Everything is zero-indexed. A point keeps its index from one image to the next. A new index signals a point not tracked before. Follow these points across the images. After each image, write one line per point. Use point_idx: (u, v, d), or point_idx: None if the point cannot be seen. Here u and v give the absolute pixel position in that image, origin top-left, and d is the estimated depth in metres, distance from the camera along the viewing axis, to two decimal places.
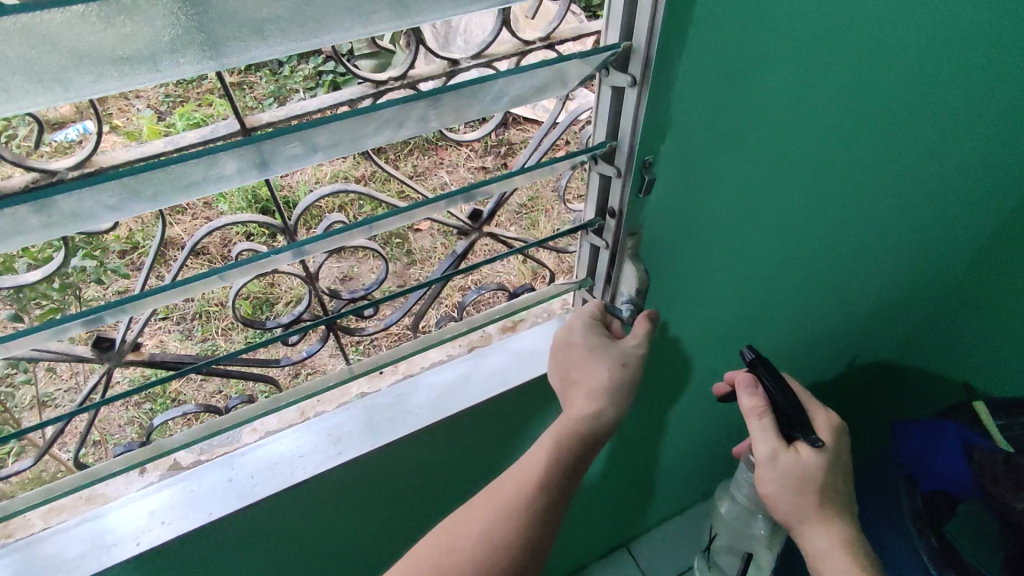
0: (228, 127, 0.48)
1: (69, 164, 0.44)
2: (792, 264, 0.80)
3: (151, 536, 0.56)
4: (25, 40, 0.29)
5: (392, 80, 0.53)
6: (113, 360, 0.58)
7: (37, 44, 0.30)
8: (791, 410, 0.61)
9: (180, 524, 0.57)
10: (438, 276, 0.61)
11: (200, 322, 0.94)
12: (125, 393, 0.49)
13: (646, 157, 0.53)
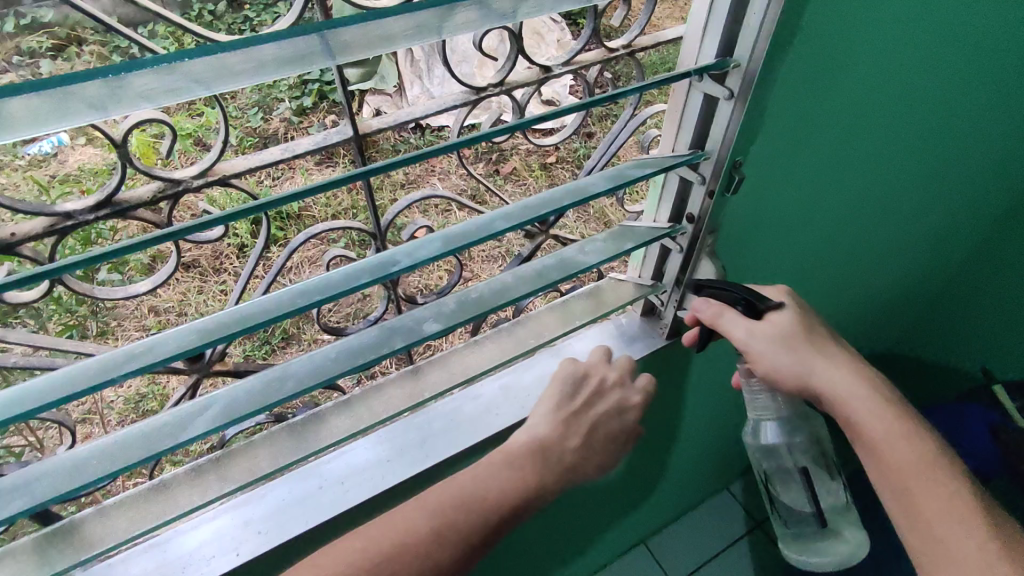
0: (341, 133, 0.48)
1: (192, 173, 0.45)
2: (832, 259, 0.82)
3: (248, 546, 0.58)
4: (219, 61, 0.41)
5: (489, 87, 0.54)
6: (203, 369, 0.59)
7: (225, 63, 0.41)
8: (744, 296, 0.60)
9: (276, 533, 0.59)
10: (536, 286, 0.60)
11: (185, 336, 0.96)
12: (248, 413, 0.49)
13: (737, 158, 0.55)
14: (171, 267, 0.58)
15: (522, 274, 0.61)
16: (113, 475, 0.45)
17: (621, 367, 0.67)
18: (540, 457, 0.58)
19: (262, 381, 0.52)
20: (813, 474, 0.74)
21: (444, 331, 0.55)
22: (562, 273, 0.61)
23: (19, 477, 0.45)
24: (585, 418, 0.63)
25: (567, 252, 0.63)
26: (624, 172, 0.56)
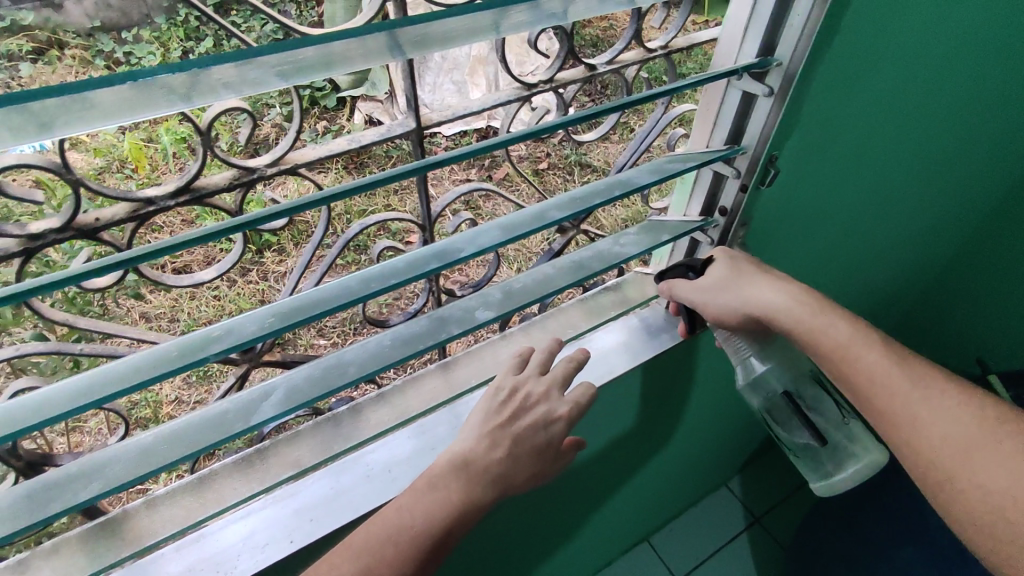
0: (404, 126, 0.50)
1: (265, 161, 0.46)
2: (845, 260, 0.85)
3: (302, 533, 0.59)
4: (294, 63, 0.41)
5: (540, 84, 0.56)
6: (253, 360, 0.60)
7: (299, 63, 0.41)
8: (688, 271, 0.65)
9: (329, 520, 0.60)
10: (581, 276, 0.62)
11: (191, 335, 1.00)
12: (314, 399, 0.50)
13: (772, 153, 0.59)
14: (235, 257, 0.60)
15: (563, 266, 0.63)
16: (177, 462, 0.46)
17: (551, 377, 0.57)
18: (468, 481, 0.50)
19: (324, 367, 0.53)
20: (803, 394, 0.70)
21: (496, 318, 0.57)
22: (603, 263, 0.63)
23: (86, 463, 0.47)
24: (503, 431, 0.53)
25: (604, 245, 0.65)
26: (664, 166, 0.58)
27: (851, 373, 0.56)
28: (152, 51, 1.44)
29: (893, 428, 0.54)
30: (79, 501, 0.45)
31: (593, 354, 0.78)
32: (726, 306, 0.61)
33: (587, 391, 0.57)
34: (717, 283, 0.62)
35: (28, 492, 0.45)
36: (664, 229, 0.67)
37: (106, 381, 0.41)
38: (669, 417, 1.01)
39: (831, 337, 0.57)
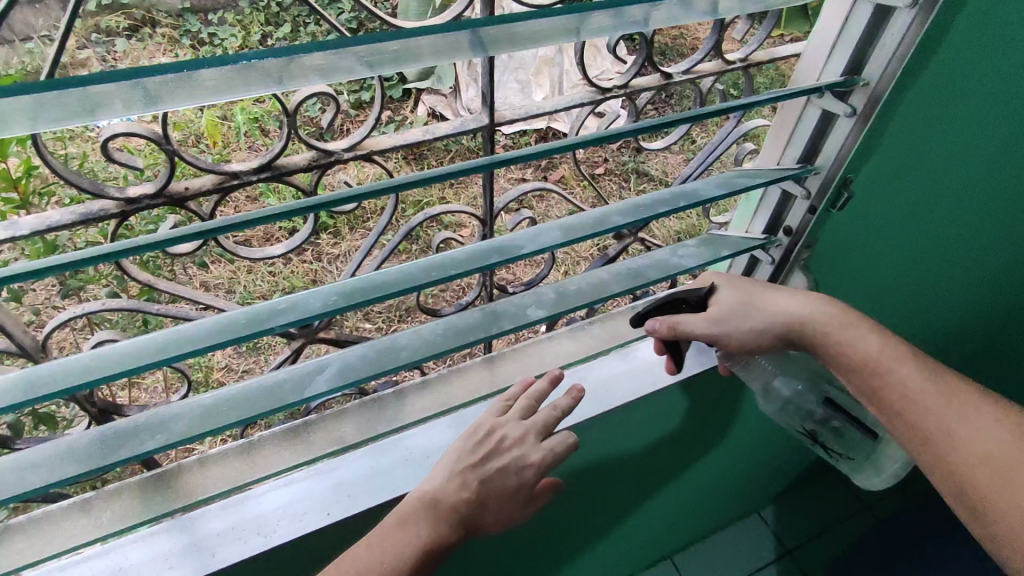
0: (477, 121, 0.51)
1: (342, 146, 0.48)
2: (905, 304, 0.79)
3: (339, 507, 0.61)
4: (377, 52, 0.42)
5: (614, 89, 0.56)
6: (308, 336, 0.63)
7: (382, 53, 0.42)
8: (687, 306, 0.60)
9: (366, 497, 0.62)
10: (637, 284, 0.61)
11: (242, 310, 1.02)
12: (367, 379, 0.52)
13: (847, 175, 0.57)
14: (303, 236, 0.62)
15: (618, 271, 0.63)
16: (233, 424, 0.49)
17: (532, 422, 0.55)
18: (437, 518, 0.50)
19: (378, 347, 0.55)
20: (842, 401, 0.71)
21: (548, 317, 0.58)
22: (660, 273, 0.62)
23: (153, 416, 0.49)
24: (473, 472, 0.52)
25: (661, 255, 0.64)
26: (733, 180, 0.57)
27: (880, 385, 0.56)
28: (233, 33, 1.51)
29: (924, 444, 0.54)
30: (145, 450, 0.47)
31: (638, 365, 0.76)
32: (754, 330, 0.60)
33: (566, 441, 0.55)
34: (731, 311, 0.60)
35: (101, 436, 0.48)
36: (724, 244, 0.65)
37: (180, 341, 0.44)
38: (709, 435, 0.98)
39: (861, 349, 0.57)
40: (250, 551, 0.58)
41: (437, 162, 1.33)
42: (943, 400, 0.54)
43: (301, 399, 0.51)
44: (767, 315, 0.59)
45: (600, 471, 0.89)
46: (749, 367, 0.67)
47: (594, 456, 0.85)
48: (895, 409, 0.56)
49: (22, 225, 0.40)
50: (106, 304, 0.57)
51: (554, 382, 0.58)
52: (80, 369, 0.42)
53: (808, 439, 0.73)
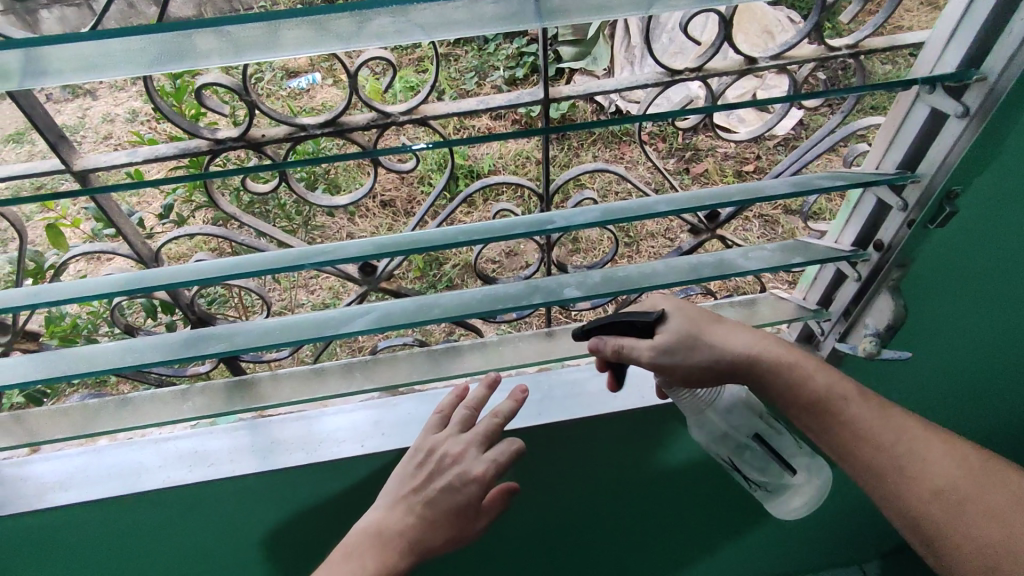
0: (533, 95, 0.54)
1: (401, 109, 0.52)
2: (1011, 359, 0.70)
3: (372, 441, 0.70)
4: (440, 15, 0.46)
5: (686, 71, 0.54)
6: (373, 284, 0.69)
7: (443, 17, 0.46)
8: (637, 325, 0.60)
9: (396, 437, 0.70)
10: (689, 279, 0.58)
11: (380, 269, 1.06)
12: (399, 326, 0.56)
13: (954, 187, 0.49)
14: (367, 189, 0.67)
15: (675, 265, 0.60)
16: (281, 344, 0.57)
17: (474, 435, 0.60)
18: (382, 549, 0.56)
19: (423, 301, 0.59)
20: (767, 435, 0.69)
21: (583, 298, 0.58)
22: (717, 271, 0.58)
23: (227, 326, 0.59)
24: (416, 496, 0.58)
25: (728, 253, 0.60)
26: (809, 180, 0.53)
27: (833, 423, 0.59)
28: None
29: (881, 479, 0.57)
30: (211, 352, 0.57)
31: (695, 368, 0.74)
32: (703, 364, 0.60)
33: (510, 448, 0.59)
34: (679, 340, 0.59)
35: (186, 336, 0.58)
36: (803, 251, 0.59)
37: (249, 263, 0.55)
38: None
39: (815, 386, 0.60)
40: (293, 462, 0.69)
41: (579, 144, 1.33)
42: (896, 438, 0.58)
43: (343, 333, 0.57)
44: (717, 349, 0.60)
45: (648, 477, 0.85)
46: (686, 396, 0.65)
47: (638, 459, 0.82)
48: (848, 447, 0.59)
49: (140, 153, 0.51)
50: (202, 229, 0.67)
51: (490, 387, 0.64)
52: (182, 271, 0.55)
53: (731, 470, 0.70)
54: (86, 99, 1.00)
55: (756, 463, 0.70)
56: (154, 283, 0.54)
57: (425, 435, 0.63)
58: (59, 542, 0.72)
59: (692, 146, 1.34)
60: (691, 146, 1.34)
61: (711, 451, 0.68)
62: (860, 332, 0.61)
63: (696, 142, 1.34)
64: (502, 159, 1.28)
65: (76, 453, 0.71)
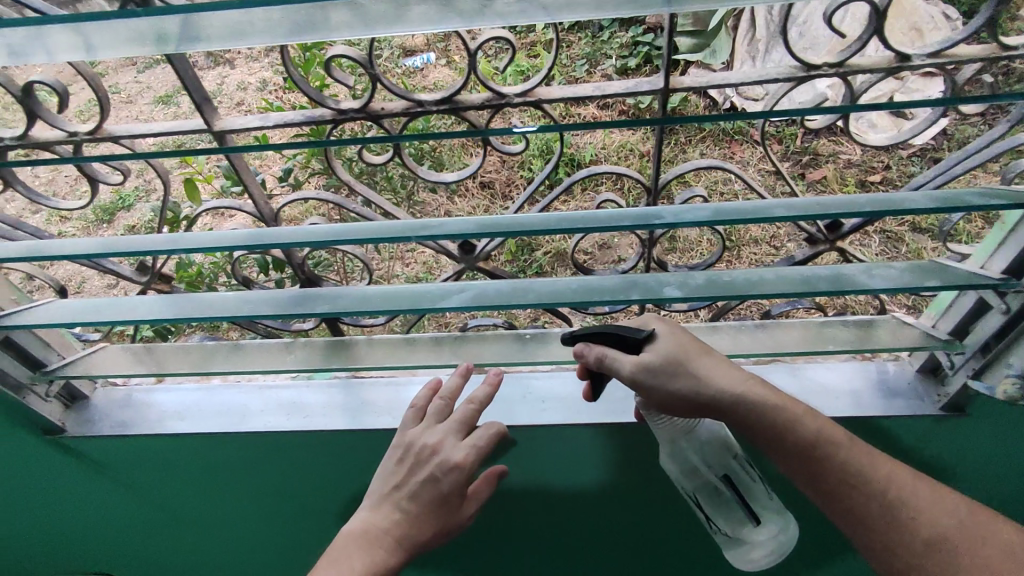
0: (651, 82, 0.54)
1: (516, 91, 0.53)
2: None
3: None
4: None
5: (825, 67, 0.51)
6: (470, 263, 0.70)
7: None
8: (627, 345, 0.67)
9: None
10: (801, 293, 0.55)
11: None
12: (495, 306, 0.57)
13: None
14: (475, 167, 0.69)
15: (785, 276, 0.56)
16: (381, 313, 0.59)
17: (451, 425, 0.70)
18: (372, 546, 0.65)
19: (516, 284, 0.60)
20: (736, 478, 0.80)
21: (683, 300, 0.56)
22: (835, 288, 0.54)
23: (330, 290, 0.63)
24: (397, 492, 0.67)
25: (848, 269, 0.55)
26: (956, 197, 0.48)
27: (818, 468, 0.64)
28: None
29: (860, 522, 0.63)
30: (316, 312, 0.60)
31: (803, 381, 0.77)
32: (680, 389, 0.65)
33: (489, 434, 0.69)
34: (662, 363, 0.65)
35: (293, 295, 0.62)
36: (943, 275, 0.54)
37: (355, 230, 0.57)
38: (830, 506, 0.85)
39: (803, 432, 0.64)
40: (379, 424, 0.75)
41: (687, 140, 1.28)
42: (874, 484, 0.63)
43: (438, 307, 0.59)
44: (700, 380, 0.65)
45: None
46: (664, 421, 0.75)
47: None
48: (830, 492, 0.64)
49: (270, 119, 0.55)
50: (318, 194, 0.71)
51: (464, 376, 0.71)
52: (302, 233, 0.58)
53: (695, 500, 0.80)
54: (225, 66, 1.13)
55: (718, 499, 0.80)
56: (275, 242, 0.58)
57: (405, 428, 0.72)
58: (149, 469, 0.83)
59: (812, 150, 1.24)
60: (810, 149, 1.24)
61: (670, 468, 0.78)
62: (997, 369, 0.63)
63: (816, 145, 1.25)
64: (603, 150, 1.27)
65: (196, 388, 0.82)
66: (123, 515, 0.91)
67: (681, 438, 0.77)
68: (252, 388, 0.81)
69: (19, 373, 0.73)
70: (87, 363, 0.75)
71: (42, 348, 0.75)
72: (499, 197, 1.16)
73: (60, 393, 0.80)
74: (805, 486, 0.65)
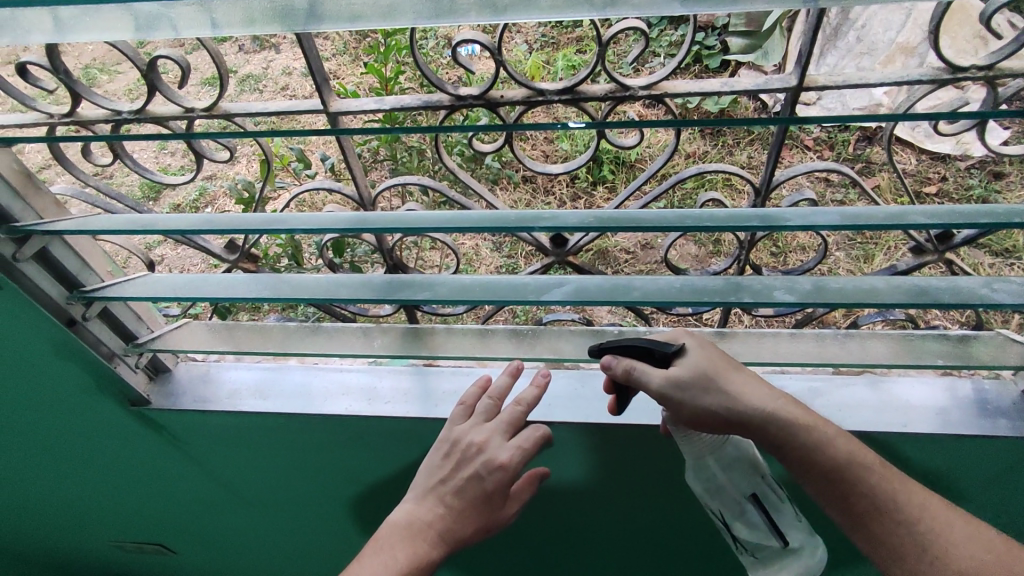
0: (784, 82, 0.77)
1: (641, 86, 0.77)
2: None
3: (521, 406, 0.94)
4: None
5: (974, 68, 0.73)
6: (560, 255, 0.95)
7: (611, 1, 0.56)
8: (657, 357, 0.69)
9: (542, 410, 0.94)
10: (895, 301, 0.73)
11: (511, 242, 1.17)
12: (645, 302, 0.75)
13: None
14: (579, 162, 0.94)
15: (898, 286, 0.75)
16: (480, 301, 0.78)
17: (502, 423, 0.75)
18: (415, 539, 0.68)
19: (613, 283, 0.79)
20: (767, 502, 0.77)
21: (795, 302, 0.74)
22: (917, 303, 0.72)
23: (424, 278, 0.82)
24: (442, 487, 0.72)
25: (928, 284, 0.75)
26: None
27: (855, 491, 0.66)
28: None
29: (891, 551, 0.64)
30: (415, 296, 0.79)
31: (884, 396, 0.95)
32: (715, 403, 0.67)
33: (535, 436, 0.74)
34: (692, 376, 0.67)
35: (386, 281, 0.80)
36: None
37: (468, 220, 0.77)
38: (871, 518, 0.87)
39: (842, 452, 0.67)
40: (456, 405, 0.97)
41: (735, 143, 1.26)
42: (906, 509, 0.65)
43: (557, 300, 0.77)
44: (731, 396, 0.67)
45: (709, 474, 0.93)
46: (692, 439, 0.74)
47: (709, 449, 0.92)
48: (864, 518, 0.66)
49: (384, 103, 0.80)
50: (418, 180, 0.92)
51: (513, 376, 0.79)
52: (403, 221, 0.78)
53: (721, 524, 0.78)
54: (271, 51, 1.16)
55: (745, 525, 0.77)
56: (373, 224, 0.76)
57: (455, 424, 0.77)
58: (233, 436, 1.07)
59: (866, 157, 1.24)
60: (865, 155, 1.24)
61: (695, 485, 0.77)
62: None
63: (871, 152, 1.25)
64: (649, 151, 1.31)
65: (266, 368, 1.05)
66: (208, 476, 1.18)
67: (710, 456, 0.75)
68: (329, 369, 1.04)
69: (113, 344, 0.94)
70: (174, 339, 0.97)
71: (133, 323, 0.96)
72: (541, 192, 1.21)
73: (146, 365, 1.02)
74: (838, 511, 0.67)
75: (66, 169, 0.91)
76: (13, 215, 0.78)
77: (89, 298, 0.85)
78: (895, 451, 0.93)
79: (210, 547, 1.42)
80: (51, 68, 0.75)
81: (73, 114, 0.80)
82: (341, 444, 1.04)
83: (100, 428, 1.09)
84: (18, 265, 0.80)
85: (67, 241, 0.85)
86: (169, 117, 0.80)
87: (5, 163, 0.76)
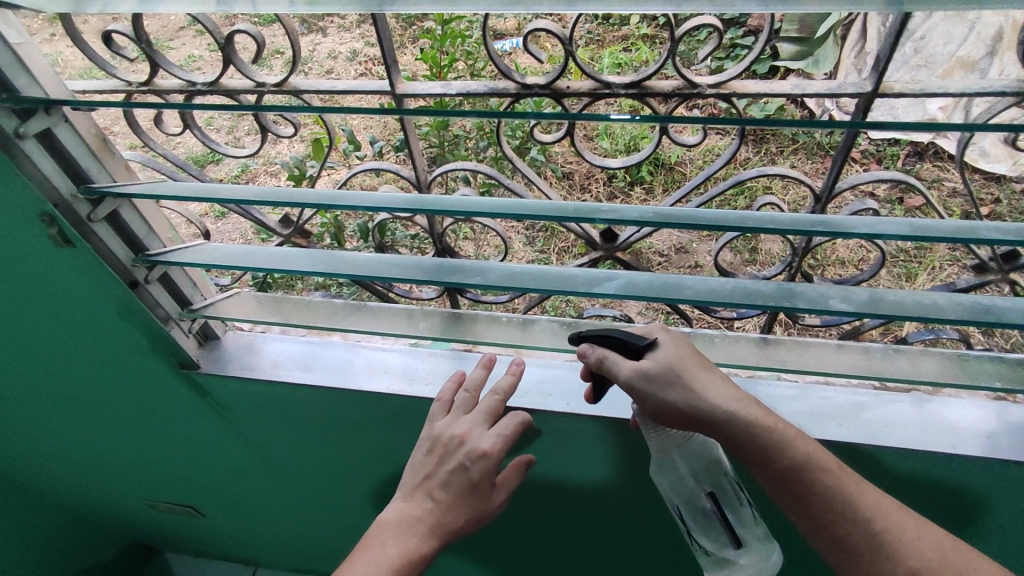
0: (857, 87, 0.75)
1: (710, 84, 0.77)
2: None
3: (536, 398, 0.98)
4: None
5: None
6: (610, 250, 0.98)
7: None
8: (628, 349, 0.73)
9: (557, 404, 0.97)
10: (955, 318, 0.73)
11: (544, 237, 1.21)
12: (698, 301, 0.78)
13: None
14: (640, 157, 0.93)
15: (958, 303, 0.75)
16: (530, 289, 0.81)
17: (480, 414, 0.79)
18: (407, 533, 0.73)
19: (665, 281, 0.81)
20: (724, 501, 0.79)
21: (849, 311, 0.75)
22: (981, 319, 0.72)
23: (474, 264, 0.85)
24: (429, 484, 0.76)
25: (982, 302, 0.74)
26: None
27: (816, 493, 0.67)
28: None
29: (852, 555, 0.67)
30: (468, 281, 0.83)
31: (896, 409, 0.96)
32: (679, 397, 0.69)
33: (515, 424, 0.78)
34: (661, 371, 0.70)
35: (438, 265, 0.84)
36: None
37: (528, 210, 0.78)
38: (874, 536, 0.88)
39: (818, 457, 0.68)
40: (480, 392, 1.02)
41: (778, 150, 1.27)
42: (871, 514, 0.67)
43: (609, 293, 0.80)
44: (696, 391, 0.69)
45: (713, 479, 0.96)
46: (659, 433, 0.76)
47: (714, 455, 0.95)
48: (823, 519, 0.67)
49: (452, 88, 0.82)
50: (477, 168, 0.95)
51: (487, 365, 0.84)
52: (459, 203, 0.79)
53: (678, 516, 0.81)
54: (317, 34, 1.22)
55: (702, 519, 0.80)
56: (428, 207, 0.79)
57: (435, 420, 0.81)
58: (262, 406, 1.14)
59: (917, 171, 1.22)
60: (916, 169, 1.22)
61: (657, 478, 0.80)
62: None
63: (923, 166, 1.23)
64: (689, 153, 1.31)
65: (311, 342, 1.12)
66: (241, 440, 1.26)
67: (675, 452, 0.77)
68: (371, 347, 1.10)
69: (168, 307, 1.01)
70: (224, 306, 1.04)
71: (189, 289, 1.03)
72: (577, 189, 1.24)
73: (198, 332, 1.09)
74: (796, 512, 0.69)
75: (138, 137, 0.98)
76: (90, 176, 0.85)
77: (152, 261, 0.91)
78: (907, 468, 0.95)
79: (236, 510, 1.52)
80: (135, 37, 0.80)
81: (151, 83, 0.86)
82: (370, 420, 1.10)
83: (146, 387, 1.17)
84: (92, 224, 0.87)
85: (136, 206, 0.92)
86: (240, 91, 0.85)
87: (84, 126, 0.83)
